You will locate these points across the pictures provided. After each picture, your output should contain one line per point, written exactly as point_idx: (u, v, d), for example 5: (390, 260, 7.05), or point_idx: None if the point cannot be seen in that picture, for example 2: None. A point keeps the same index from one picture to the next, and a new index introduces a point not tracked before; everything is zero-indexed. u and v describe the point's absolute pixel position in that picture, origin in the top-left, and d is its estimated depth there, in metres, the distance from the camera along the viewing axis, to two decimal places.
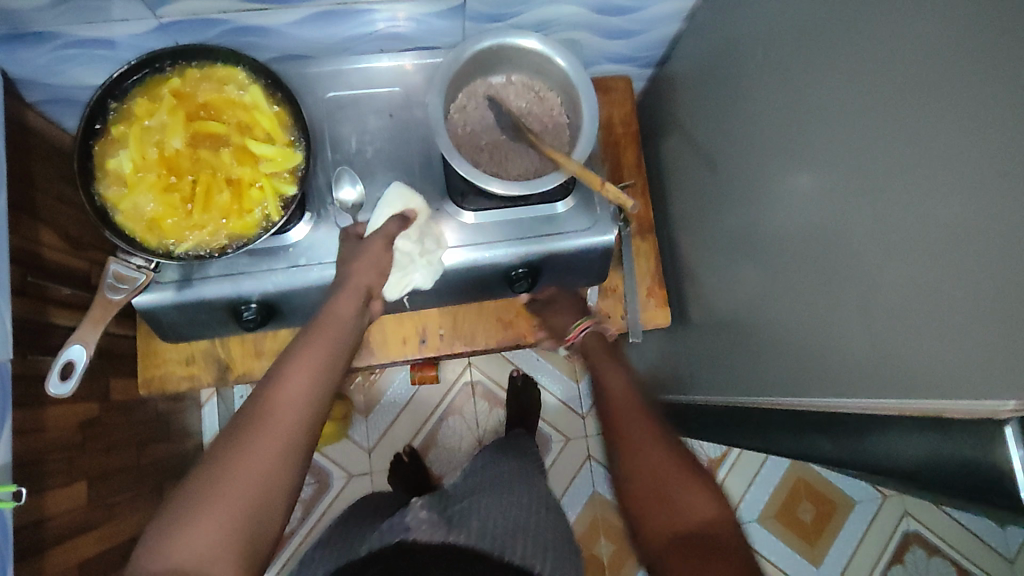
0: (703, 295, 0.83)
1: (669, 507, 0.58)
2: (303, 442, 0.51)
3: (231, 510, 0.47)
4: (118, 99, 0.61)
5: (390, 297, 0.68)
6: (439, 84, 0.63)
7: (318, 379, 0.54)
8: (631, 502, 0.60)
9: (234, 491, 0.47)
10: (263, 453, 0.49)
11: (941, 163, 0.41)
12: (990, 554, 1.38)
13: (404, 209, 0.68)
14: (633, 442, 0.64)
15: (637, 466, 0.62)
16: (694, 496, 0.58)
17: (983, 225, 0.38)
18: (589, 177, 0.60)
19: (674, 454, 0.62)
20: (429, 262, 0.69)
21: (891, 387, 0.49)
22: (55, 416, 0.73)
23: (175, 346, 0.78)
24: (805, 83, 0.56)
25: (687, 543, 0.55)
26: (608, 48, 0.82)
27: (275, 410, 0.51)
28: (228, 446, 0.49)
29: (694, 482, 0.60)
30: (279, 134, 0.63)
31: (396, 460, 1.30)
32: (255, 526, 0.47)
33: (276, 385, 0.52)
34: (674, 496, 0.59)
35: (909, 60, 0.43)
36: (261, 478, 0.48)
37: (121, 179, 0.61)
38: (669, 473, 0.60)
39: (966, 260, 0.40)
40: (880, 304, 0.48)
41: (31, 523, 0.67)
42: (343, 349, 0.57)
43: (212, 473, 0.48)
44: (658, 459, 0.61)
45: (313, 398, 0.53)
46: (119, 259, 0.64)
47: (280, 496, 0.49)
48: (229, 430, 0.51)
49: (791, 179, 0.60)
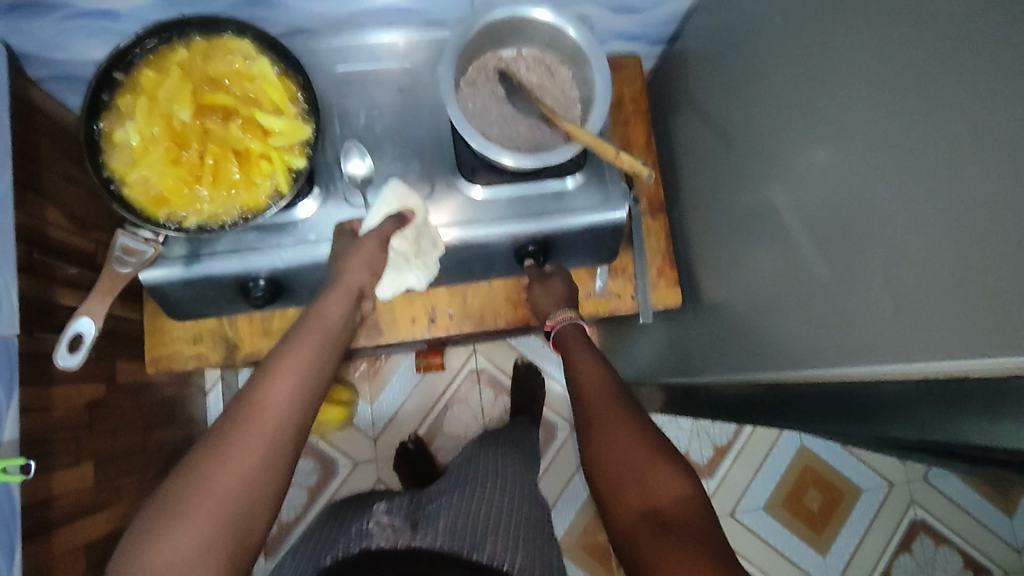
0: (713, 274, 0.82)
1: (640, 489, 0.53)
2: (290, 445, 0.51)
3: (213, 516, 0.46)
4: (124, 70, 0.60)
5: (384, 297, 0.70)
6: (450, 55, 0.63)
7: (304, 382, 0.53)
8: (604, 489, 0.56)
9: (216, 495, 0.46)
10: (248, 456, 0.48)
11: (975, 122, 0.41)
12: (997, 543, 1.38)
13: (400, 210, 0.66)
14: (606, 426, 0.59)
15: (608, 449, 0.57)
16: (666, 475, 0.53)
17: (1019, 183, 0.38)
18: (602, 147, 0.60)
19: (647, 433, 0.57)
20: (423, 263, 0.68)
21: (908, 353, 0.49)
22: (61, 395, 0.72)
23: (183, 324, 0.77)
24: (824, 50, 0.56)
25: (656, 525, 0.50)
26: (618, 25, 0.82)
27: (261, 412, 0.50)
28: (211, 447, 0.48)
29: (665, 459, 0.54)
30: (288, 107, 0.62)
31: (402, 449, 1.28)
32: (238, 530, 0.47)
33: (263, 386, 0.51)
34: (642, 477, 0.54)
35: (943, 17, 0.43)
36: (245, 481, 0.47)
37: (128, 151, 0.60)
38: (641, 453, 0.55)
39: (1007, 217, 0.39)
40: (904, 269, 0.48)
41: (39, 503, 0.66)
42: (331, 350, 0.57)
43: (192, 476, 0.47)
44: (629, 440, 0.57)
45: (299, 399, 0.52)
46: (127, 233, 0.65)
47: (266, 498, 0.49)
48: (210, 432, 0.50)
49: (807, 150, 0.60)
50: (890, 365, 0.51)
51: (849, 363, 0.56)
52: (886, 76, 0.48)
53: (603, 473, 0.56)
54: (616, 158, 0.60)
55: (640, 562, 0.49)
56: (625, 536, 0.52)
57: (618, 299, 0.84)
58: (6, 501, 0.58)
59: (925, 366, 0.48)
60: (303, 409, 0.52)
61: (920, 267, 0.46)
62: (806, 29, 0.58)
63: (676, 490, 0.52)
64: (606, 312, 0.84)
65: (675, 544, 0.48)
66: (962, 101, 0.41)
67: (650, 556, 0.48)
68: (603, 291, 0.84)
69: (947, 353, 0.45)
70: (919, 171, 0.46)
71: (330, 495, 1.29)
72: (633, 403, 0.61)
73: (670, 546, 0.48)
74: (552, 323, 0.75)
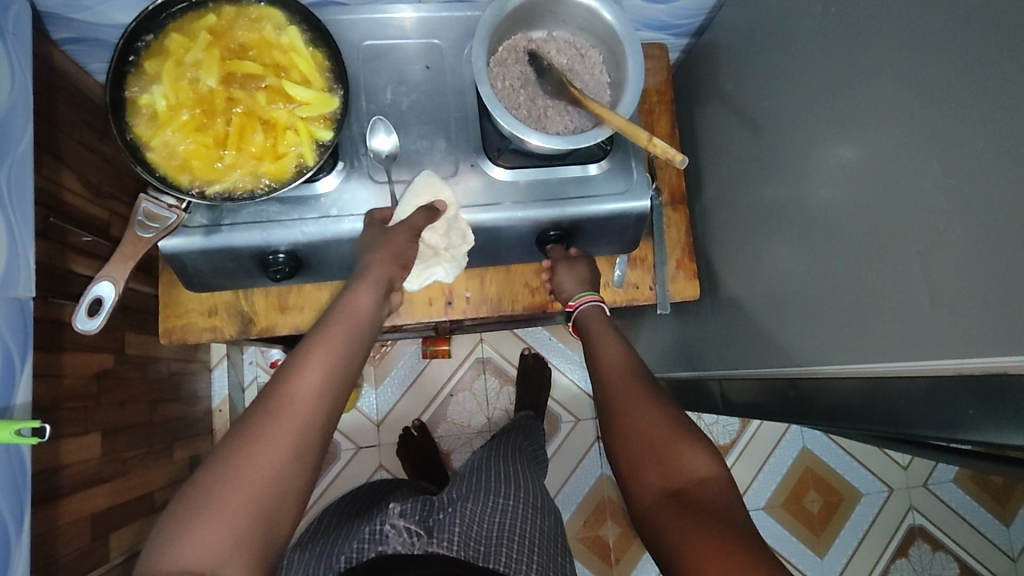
0: (732, 269, 0.82)
1: (662, 467, 0.53)
2: (320, 437, 0.50)
3: (243, 507, 0.45)
4: (152, 34, 0.60)
5: (412, 288, 0.74)
6: (483, 32, 0.62)
7: (332, 373, 0.52)
8: (624, 472, 0.55)
9: (247, 486, 0.46)
10: (278, 445, 0.48)
11: (1007, 118, 0.40)
12: (993, 552, 1.38)
13: (432, 201, 0.67)
14: (626, 408, 0.58)
15: (628, 429, 0.57)
16: (686, 452, 0.53)
17: None
18: (635, 133, 0.58)
19: (666, 412, 0.57)
20: (452, 256, 0.71)
21: (932, 352, 0.49)
22: (72, 363, 0.72)
23: (198, 296, 0.77)
24: (851, 44, 0.55)
25: (676, 503, 0.50)
26: (646, 13, 0.81)
27: (290, 403, 0.50)
28: (240, 438, 0.48)
29: (684, 437, 0.54)
30: (316, 78, 0.61)
31: (405, 434, 1.28)
32: (270, 523, 0.46)
33: (291, 377, 0.51)
34: (665, 455, 0.53)
35: (973, 17, 0.42)
36: (276, 471, 0.47)
37: (152, 115, 0.60)
38: (661, 432, 0.55)
39: None
40: (934, 266, 0.47)
41: (47, 470, 0.66)
42: (359, 343, 0.57)
43: (222, 468, 0.46)
44: (650, 419, 0.56)
45: (329, 390, 0.52)
46: (150, 198, 0.64)
47: (295, 491, 0.48)
48: (238, 423, 0.49)
49: (830, 144, 0.59)
50: (922, 363, 0.50)
51: (870, 359, 0.56)
52: (915, 71, 0.48)
53: (625, 458, 0.56)
54: (649, 142, 0.58)
55: (663, 543, 0.48)
56: (646, 519, 0.51)
57: (637, 290, 0.84)
58: (19, 467, 0.57)
59: (955, 365, 0.47)
60: (332, 400, 0.52)
61: (951, 263, 0.46)
62: (833, 23, 0.57)
63: (699, 468, 0.52)
64: (624, 302, 0.83)
65: (698, 521, 0.47)
66: (994, 101, 0.41)
67: (674, 535, 0.48)
68: (623, 281, 0.83)
69: (974, 351, 0.45)
70: (949, 170, 0.45)
71: (333, 478, 1.29)
72: (654, 385, 0.60)
73: (694, 523, 0.47)
74: (575, 304, 0.73)
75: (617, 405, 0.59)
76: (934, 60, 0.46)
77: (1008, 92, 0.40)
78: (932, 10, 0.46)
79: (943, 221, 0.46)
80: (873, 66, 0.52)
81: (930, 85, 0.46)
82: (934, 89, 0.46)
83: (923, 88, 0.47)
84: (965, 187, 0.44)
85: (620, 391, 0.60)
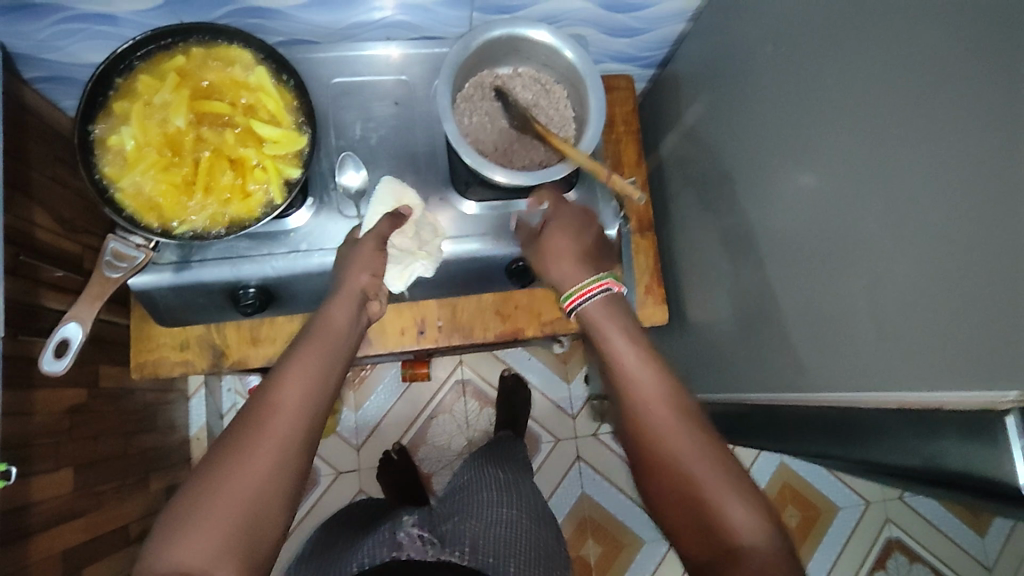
0: (698, 294, 0.84)
1: (708, 533, 0.50)
2: (300, 456, 0.51)
3: (223, 526, 0.46)
4: (122, 76, 0.61)
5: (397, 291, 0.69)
6: (448, 71, 0.63)
7: (309, 390, 0.53)
8: (665, 517, 0.53)
9: (226, 508, 0.46)
10: (258, 465, 0.48)
11: (945, 161, 0.43)
12: (967, 562, 1.40)
13: (397, 206, 0.67)
14: (660, 453, 0.54)
15: (663, 473, 0.53)
16: (729, 507, 0.50)
17: (977, 223, 0.41)
18: (596, 169, 0.61)
19: (701, 453, 0.53)
20: (428, 253, 0.69)
21: (883, 381, 0.50)
22: (43, 400, 0.72)
23: (169, 330, 0.77)
24: (803, 84, 0.57)
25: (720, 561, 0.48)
26: (610, 47, 0.83)
27: (269, 423, 0.50)
28: (218, 462, 0.48)
29: (724, 486, 0.51)
30: (284, 116, 0.62)
31: (385, 458, 1.27)
32: (249, 544, 0.46)
33: (269, 396, 0.52)
34: (706, 509, 0.50)
35: (914, 67, 0.45)
36: (255, 492, 0.47)
37: (121, 156, 0.61)
38: (699, 480, 0.51)
39: (974, 255, 0.41)
40: (884, 299, 0.49)
41: (18, 509, 0.66)
42: (336, 357, 0.57)
43: (203, 490, 0.47)
44: (686, 463, 0.52)
45: (308, 407, 0.52)
46: (118, 237, 0.64)
47: (275, 512, 0.48)
48: (218, 445, 0.50)
49: (785, 178, 0.61)
50: (875, 394, 0.51)
51: (832, 388, 0.57)
52: (865, 111, 0.50)
53: (663, 500, 0.53)
54: (609, 178, 0.61)
55: None
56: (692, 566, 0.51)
57: None
58: None
59: (898, 398, 0.49)
60: (311, 416, 0.52)
61: (896, 298, 0.48)
62: (787, 62, 0.59)
63: (743, 523, 0.49)
64: None
65: None
66: (934, 148, 0.43)
67: None
68: None
69: (921, 384, 0.47)
70: (894, 208, 0.47)
71: (312, 505, 1.29)
72: (689, 417, 0.55)
73: None
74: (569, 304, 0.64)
75: (650, 451, 0.54)
76: (880, 106, 0.48)
77: (944, 139, 0.43)
78: (877, 57, 0.48)
79: (890, 258, 0.48)
80: (824, 106, 0.55)
81: (883, 121, 0.48)
82: (881, 132, 0.48)
83: (871, 130, 0.49)
84: (908, 227, 0.46)
85: (650, 435, 0.55)
